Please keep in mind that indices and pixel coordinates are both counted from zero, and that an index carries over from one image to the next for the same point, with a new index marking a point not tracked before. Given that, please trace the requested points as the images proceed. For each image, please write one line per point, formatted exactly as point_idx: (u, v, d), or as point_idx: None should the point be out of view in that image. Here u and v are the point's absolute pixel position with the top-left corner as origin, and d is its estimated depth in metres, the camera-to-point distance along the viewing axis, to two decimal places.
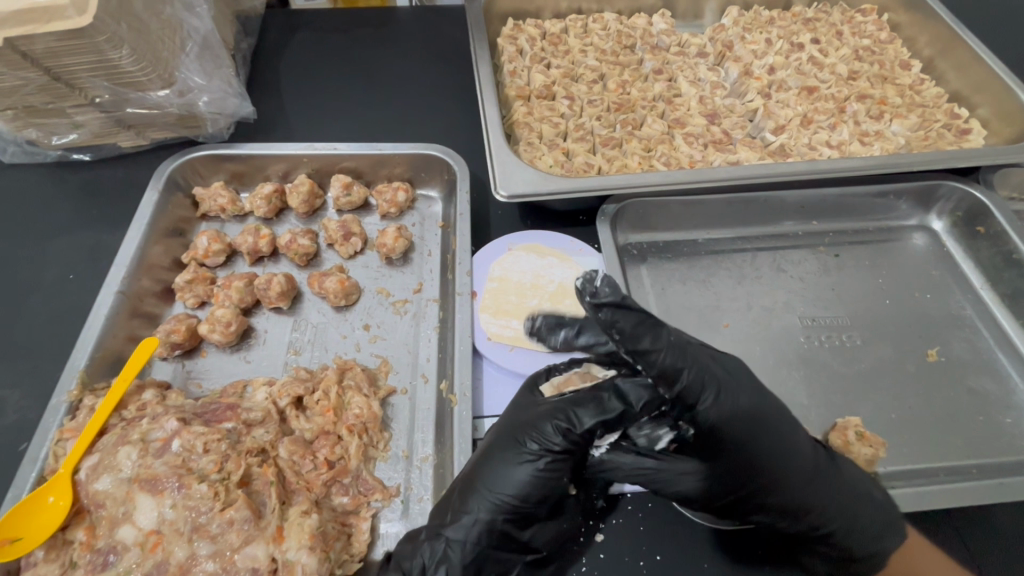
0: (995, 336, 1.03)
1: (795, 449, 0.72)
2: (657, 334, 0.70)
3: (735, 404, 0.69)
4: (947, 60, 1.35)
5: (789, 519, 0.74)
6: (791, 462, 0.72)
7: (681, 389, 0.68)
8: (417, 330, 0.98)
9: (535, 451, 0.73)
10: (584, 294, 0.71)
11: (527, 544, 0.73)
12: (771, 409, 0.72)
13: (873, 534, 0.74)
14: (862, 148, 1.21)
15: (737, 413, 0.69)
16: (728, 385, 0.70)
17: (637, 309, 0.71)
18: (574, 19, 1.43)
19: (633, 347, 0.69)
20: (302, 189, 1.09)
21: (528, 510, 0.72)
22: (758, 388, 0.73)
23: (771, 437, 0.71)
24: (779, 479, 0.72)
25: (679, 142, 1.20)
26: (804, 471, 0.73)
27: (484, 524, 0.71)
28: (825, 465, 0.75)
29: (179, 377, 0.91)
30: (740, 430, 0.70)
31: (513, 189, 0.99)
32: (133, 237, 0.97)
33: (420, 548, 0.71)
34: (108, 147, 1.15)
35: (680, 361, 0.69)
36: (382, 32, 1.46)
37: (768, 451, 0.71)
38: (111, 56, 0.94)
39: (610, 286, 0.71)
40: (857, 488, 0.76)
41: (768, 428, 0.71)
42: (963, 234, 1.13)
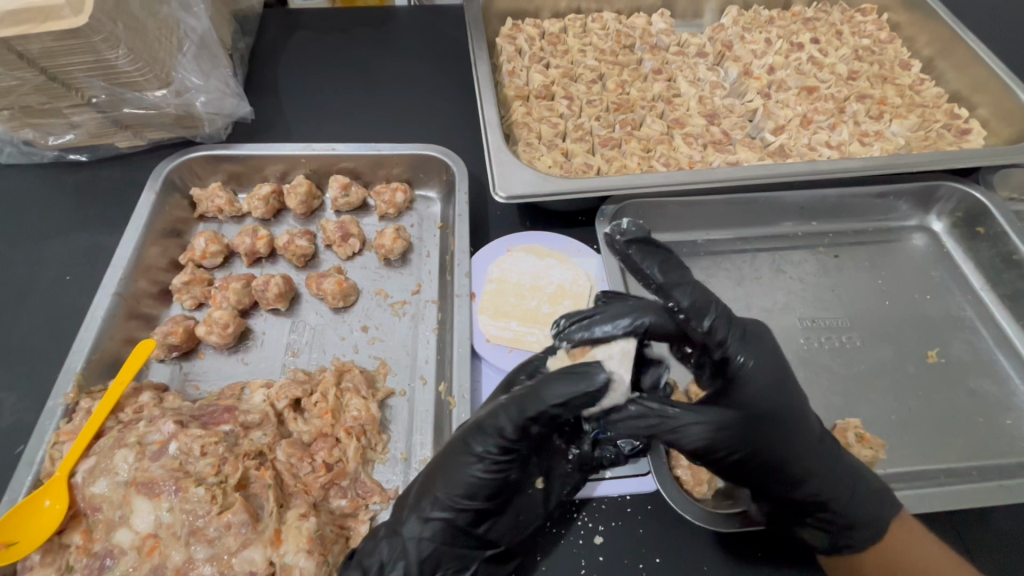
0: (995, 337, 1.02)
1: (802, 416, 0.75)
2: (684, 277, 0.78)
3: (756, 361, 0.76)
4: (947, 60, 1.35)
5: (790, 488, 0.73)
6: (800, 431, 0.74)
7: (709, 325, 0.75)
8: (415, 331, 0.98)
9: (482, 452, 0.70)
10: (614, 238, 0.80)
11: (484, 539, 0.73)
12: (789, 379, 0.77)
13: (869, 509, 0.73)
14: (862, 148, 1.21)
15: (758, 366, 0.76)
16: (754, 342, 0.77)
17: (663, 253, 0.79)
18: (573, 19, 1.42)
19: (663, 285, 0.77)
20: (300, 190, 1.08)
21: (479, 507, 0.71)
22: (778, 358, 0.78)
23: (782, 403, 0.75)
24: (787, 443, 0.73)
25: (678, 143, 1.20)
26: (810, 440, 0.74)
27: (434, 522, 0.71)
28: (828, 440, 0.76)
29: (176, 379, 0.91)
30: (761, 387, 0.75)
31: (512, 189, 0.98)
32: (130, 238, 0.96)
33: (380, 545, 0.70)
34: (104, 147, 1.15)
35: (706, 301, 0.76)
36: (380, 31, 1.46)
37: (776, 411, 0.74)
38: (108, 56, 0.93)
39: (636, 228, 0.81)
40: (851, 465, 0.75)
41: (784, 394, 0.75)
42: (963, 234, 1.13)
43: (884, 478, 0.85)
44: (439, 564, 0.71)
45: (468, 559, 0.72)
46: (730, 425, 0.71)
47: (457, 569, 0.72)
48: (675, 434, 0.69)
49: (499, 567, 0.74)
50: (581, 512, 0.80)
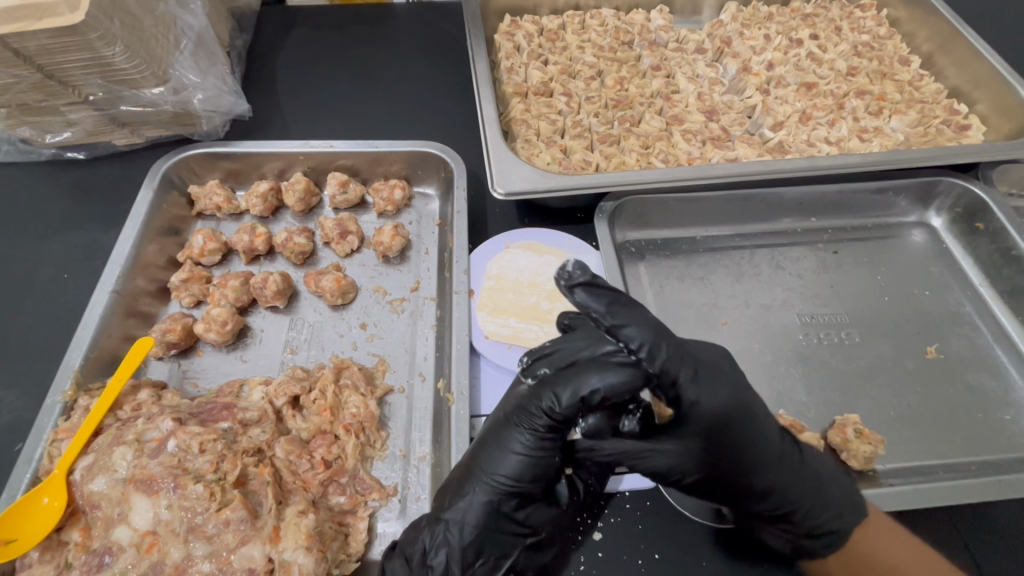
0: (994, 332, 1.02)
1: (760, 437, 0.71)
2: (634, 313, 0.67)
3: (713, 393, 0.68)
4: (946, 56, 1.35)
5: (753, 502, 0.72)
6: (760, 445, 0.71)
7: (663, 365, 0.66)
8: (414, 328, 0.98)
9: (528, 429, 0.71)
10: (563, 276, 0.67)
11: (526, 525, 0.73)
12: (746, 399, 0.71)
13: (829, 518, 0.73)
14: (861, 144, 1.21)
15: (714, 400, 0.68)
16: (707, 374, 0.69)
17: (611, 289, 0.68)
18: (572, 15, 1.42)
19: (611, 326, 0.66)
20: (299, 187, 1.08)
21: (524, 489, 0.71)
22: (737, 377, 0.72)
23: (743, 421, 0.70)
24: (746, 463, 0.70)
25: (677, 139, 1.19)
26: (773, 454, 0.71)
27: (480, 504, 0.71)
28: (790, 451, 0.74)
29: (175, 376, 0.91)
30: (716, 417, 0.68)
31: (511, 186, 0.98)
32: (127, 236, 0.96)
33: (420, 534, 0.71)
34: (102, 145, 1.15)
35: (658, 340, 0.66)
36: (378, 28, 1.45)
37: (736, 432, 0.70)
38: (104, 53, 0.93)
39: (583, 268, 0.66)
40: (816, 476, 0.74)
41: (743, 415, 0.70)
42: (962, 230, 1.13)
43: (883, 473, 0.85)
44: (482, 550, 0.71)
45: (509, 546, 0.72)
46: (682, 455, 0.70)
47: (499, 556, 0.72)
48: (634, 462, 0.70)
49: (538, 555, 0.75)
50: (581, 508, 0.80)
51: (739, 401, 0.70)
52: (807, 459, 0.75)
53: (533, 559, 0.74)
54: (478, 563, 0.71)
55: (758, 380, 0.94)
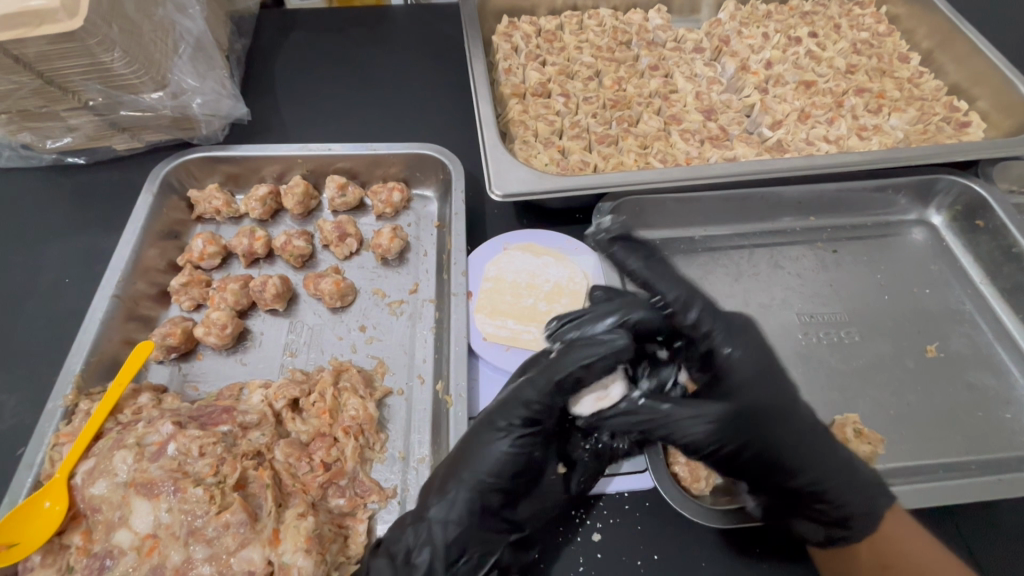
0: (995, 330, 1.02)
1: (795, 406, 0.77)
2: (652, 280, 0.80)
3: (743, 350, 0.82)
4: (946, 53, 1.34)
5: (785, 478, 0.74)
6: (794, 418, 0.76)
7: (694, 316, 0.84)
8: (413, 330, 0.98)
9: (510, 425, 0.74)
10: (598, 235, 0.94)
11: (510, 522, 0.74)
12: (776, 371, 0.81)
13: (862, 499, 0.74)
14: (860, 143, 1.20)
15: (745, 359, 0.82)
16: (740, 334, 0.84)
17: (649, 254, 0.91)
18: (570, 16, 1.42)
19: (647, 278, 0.87)
20: (297, 190, 1.08)
21: (505, 486, 0.73)
22: (765, 346, 0.83)
23: (775, 392, 0.78)
24: (779, 432, 0.74)
25: (676, 139, 1.19)
26: (804, 427, 0.75)
27: (463, 503, 0.72)
28: (824, 432, 0.77)
29: (176, 380, 0.91)
30: (744, 376, 0.80)
31: (508, 188, 0.98)
32: (127, 240, 0.97)
33: (405, 532, 0.71)
34: (102, 150, 1.15)
35: (691, 295, 0.85)
36: (376, 31, 1.46)
37: (769, 397, 0.77)
38: (103, 59, 0.93)
39: (618, 227, 0.95)
40: (848, 457, 0.76)
41: (775, 383, 0.79)
42: (962, 228, 1.12)
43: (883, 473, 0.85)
44: (467, 548, 0.71)
45: (494, 544, 0.73)
46: (722, 420, 0.73)
47: (484, 553, 0.72)
48: (673, 426, 0.73)
49: (522, 554, 0.75)
50: (580, 509, 0.80)
51: (770, 366, 0.81)
52: (837, 443, 0.77)
53: (517, 558, 0.75)
54: (462, 560, 0.71)
55: None
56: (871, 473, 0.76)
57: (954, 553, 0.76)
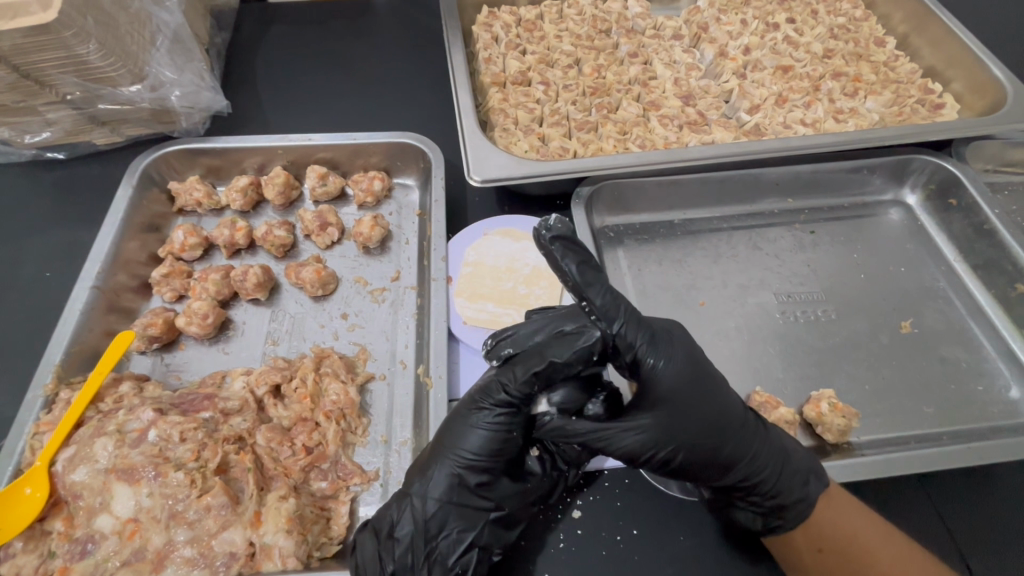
0: (968, 305, 1.03)
1: (724, 408, 0.74)
2: (601, 279, 0.74)
3: (667, 361, 0.74)
4: (922, 36, 1.36)
5: (714, 475, 0.74)
6: (722, 417, 0.73)
7: (619, 329, 0.73)
8: (395, 317, 0.99)
9: (493, 404, 0.73)
10: (538, 234, 0.72)
11: (490, 500, 0.73)
12: (704, 372, 0.75)
13: (796, 489, 0.73)
14: (837, 125, 1.21)
15: (673, 368, 0.74)
16: (662, 342, 0.75)
17: (583, 252, 0.74)
18: (549, 5, 1.43)
19: (579, 286, 0.72)
20: (278, 181, 1.09)
21: (484, 465, 0.73)
22: (689, 348, 0.77)
23: (698, 397, 0.74)
24: (706, 433, 0.73)
25: (654, 125, 1.21)
26: (732, 425, 0.73)
27: (443, 480, 0.73)
28: (755, 427, 0.75)
29: (158, 370, 0.92)
30: (669, 388, 0.73)
31: (487, 173, 0.99)
32: (107, 232, 0.97)
33: (389, 508, 0.73)
34: (82, 145, 1.15)
35: (616, 306, 0.74)
36: (358, 23, 1.46)
37: (694, 403, 0.73)
38: (79, 51, 0.93)
39: (563, 223, 0.73)
40: (781, 447, 0.75)
41: (702, 383, 0.74)
42: (937, 207, 1.14)
43: (858, 445, 0.86)
44: (446, 523, 0.72)
45: (474, 520, 0.73)
46: (647, 426, 0.72)
47: (462, 530, 0.72)
48: (605, 442, 0.72)
49: (505, 532, 0.74)
50: (561, 488, 0.81)
51: (696, 369, 0.75)
52: (770, 433, 0.76)
53: (500, 537, 0.74)
54: (440, 536, 0.72)
55: (735, 358, 0.95)
56: (808, 462, 0.75)
57: (925, 521, 0.78)
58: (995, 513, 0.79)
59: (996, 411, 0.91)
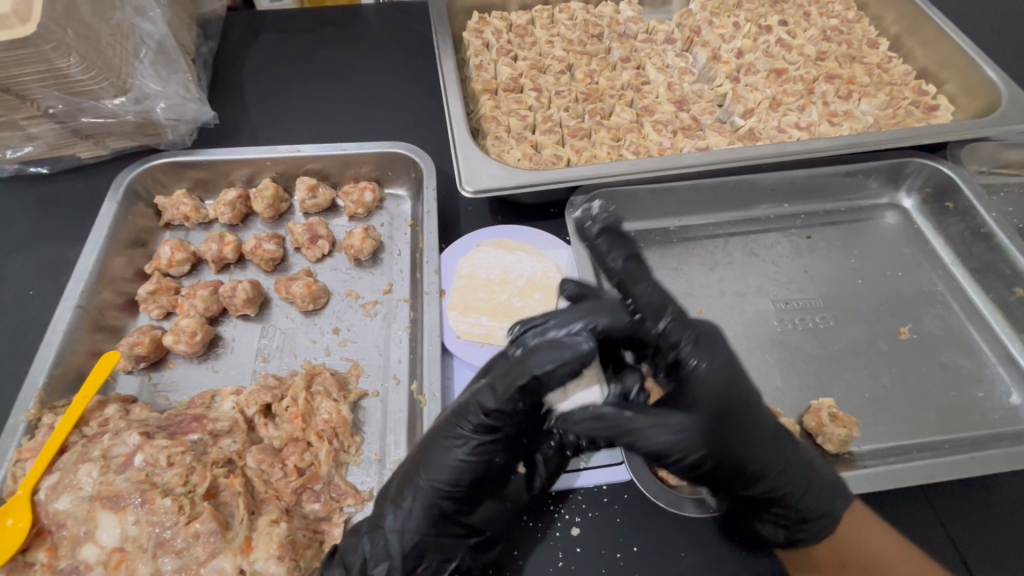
0: (967, 310, 1.03)
1: (761, 417, 0.72)
2: (646, 275, 0.77)
3: (709, 364, 0.71)
4: (914, 37, 1.35)
5: (748, 484, 0.72)
6: (759, 425, 0.71)
7: (664, 325, 0.73)
8: (387, 331, 0.97)
9: (471, 429, 0.71)
10: (585, 225, 0.81)
11: (467, 526, 0.74)
12: (744, 379, 0.73)
13: (823, 501, 0.74)
14: (832, 128, 1.21)
15: (715, 373, 0.71)
16: (706, 345, 0.72)
17: (630, 250, 0.79)
18: (540, 10, 1.42)
19: (625, 278, 0.77)
20: (267, 193, 1.07)
21: (461, 493, 0.72)
22: (731, 353, 0.74)
23: (737, 404, 0.71)
24: (742, 439, 0.70)
25: (648, 131, 1.19)
26: (768, 431, 0.72)
27: (420, 510, 0.71)
28: (790, 437, 0.74)
29: (145, 391, 0.90)
30: (713, 393, 0.70)
31: (479, 183, 0.97)
32: (92, 248, 0.95)
33: (361, 541, 0.71)
34: (65, 159, 1.13)
35: (665, 301, 0.75)
36: (347, 30, 1.44)
37: (734, 408, 0.70)
38: (59, 64, 0.92)
39: (606, 213, 0.81)
40: (811, 458, 0.75)
41: (742, 391, 0.72)
42: (933, 210, 1.13)
43: (858, 455, 0.85)
44: (425, 554, 0.71)
45: (452, 549, 0.73)
46: (685, 429, 0.69)
47: (443, 560, 0.72)
48: (635, 438, 0.69)
49: (483, 554, 0.75)
50: (551, 504, 0.80)
51: (736, 379, 0.72)
52: (800, 445, 0.75)
53: (479, 560, 0.74)
54: (421, 567, 0.71)
55: None
56: (834, 475, 0.76)
57: (928, 533, 0.77)
58: (998, 519, 0.78)
59: (998, 418, 0.90)
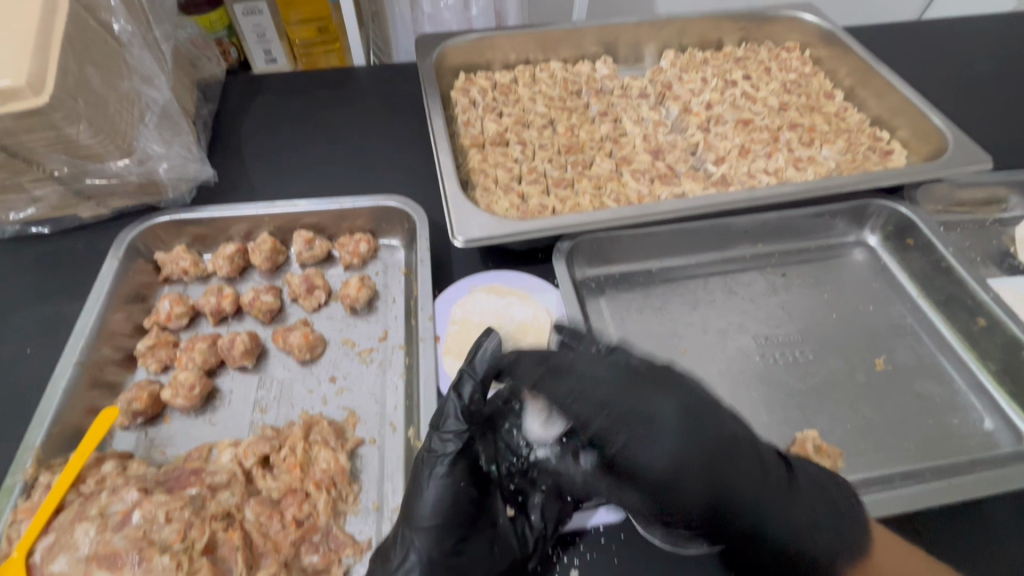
0: (937, 341, 1.08)
1: (732, 472, 0.73)
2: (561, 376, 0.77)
3: (660, 438, 0.72)
4: (866, 88, 1.48)
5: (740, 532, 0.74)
6: (732, 480, 0.73)
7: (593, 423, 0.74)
8: (383, 378, 0.99)
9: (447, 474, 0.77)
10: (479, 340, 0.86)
11: (466, 571, 0.74)
12: (711, 438, 0.73)
13: (831, 541, 0.73)
14: (797, 173, 1.30)
15: (666, 445, 0.71)
16: (648, 422, 0.73)
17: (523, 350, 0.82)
18: (522, 70, 1.53)
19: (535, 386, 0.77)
20: (265, 247, 1.12)
21: (453, 534, 0.75)
22: (691, 414, 0.74)
23: (708, 469, 0.72)
24: (717, 496, 0.73)
25: (627, 179, 1.27)
26: (745, 486, 0.74)
27: (418, 552, 0.73)
28: (775, 480, 0.76)
29: (142, 446, 0.90)
30: (670, 464, 0.71)
31: (470, 233, 1.02)
32: (92, 306, 0.97)
33: None
34: (67, 219, 1.16)
35: (586, 398, 0.75)
36: (341, 90, 1.53)
37: (702, 472, 0.72)
38: (68, 131, 0.96)
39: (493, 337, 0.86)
40: (804, 497, 0.76)
41: (711, 450, 0.73)
42: (896, 246, 1.21)
43: None
44: None
45: None
46: (651, 497, 0.73)
47: None
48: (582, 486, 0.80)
49: None
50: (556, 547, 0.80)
51: (698, 441, 0.72)
52: (796, 485, 0.76)
53: None
54: None
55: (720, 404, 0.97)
56: (852, 521, 0.74)
57: None
58: (986, 544, 0.80)
59: (975, 445, 0.94)
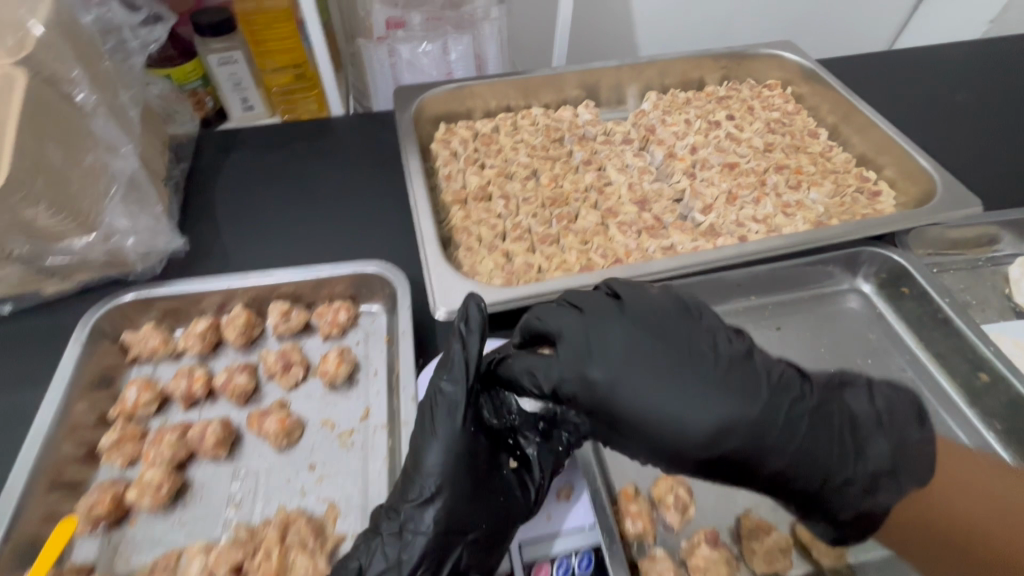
0: (937, 397, 1.06)
1: (777, 428, 0.75)
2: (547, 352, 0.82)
3: (696, 398, 0.75)
4: (850, 126, 1.46)
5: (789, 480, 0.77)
6: (776, 435, 0.75)
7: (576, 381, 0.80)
8: (366, 463, 0.94)
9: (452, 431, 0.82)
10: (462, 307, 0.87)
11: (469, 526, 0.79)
12: (744, 390, 0.75)
13: (875, 479, 0.77)
14: (787, 220, 1.27)
15: (704, 406, 0.75)
16: (674, 377, 0.76)
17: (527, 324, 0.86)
18: (503, 118, 1.50)
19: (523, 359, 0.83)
20: (239, 321, 1.07)
21: (456, 487, 0.80)
22: (722, 368, 0.77)
23: (750, 427, 0.74)
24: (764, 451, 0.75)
25: (614, 233, 1.24)
26: (791, 434, 0.76)
27: (423, 502, 0.79)
28: (817, 428, 0.78)
29: (105, 555, 0.84)
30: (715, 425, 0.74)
31: (452, 304, 0.98)
32: (51, 399, 0.90)
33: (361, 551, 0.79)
34: (29, 297, 1.10)
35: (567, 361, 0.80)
36: (318, 143, 1.49)
37: (745, 434, 0.75)
38: (26, 213, 0.92)
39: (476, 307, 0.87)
40: (847, 434, 0.78)
41: (747, 409, 0.75)
42: (891, 294, 1.18)
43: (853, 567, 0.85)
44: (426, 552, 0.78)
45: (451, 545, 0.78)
46: (692, 458, 0.76)
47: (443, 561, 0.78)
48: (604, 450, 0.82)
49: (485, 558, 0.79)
50: None
51: (736, 392, 0.75)
52: (831, 421, 0.79)
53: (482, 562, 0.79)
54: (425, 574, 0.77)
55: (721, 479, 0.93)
56: (882, 449, 0.79)
57: None
58: None
59: None
